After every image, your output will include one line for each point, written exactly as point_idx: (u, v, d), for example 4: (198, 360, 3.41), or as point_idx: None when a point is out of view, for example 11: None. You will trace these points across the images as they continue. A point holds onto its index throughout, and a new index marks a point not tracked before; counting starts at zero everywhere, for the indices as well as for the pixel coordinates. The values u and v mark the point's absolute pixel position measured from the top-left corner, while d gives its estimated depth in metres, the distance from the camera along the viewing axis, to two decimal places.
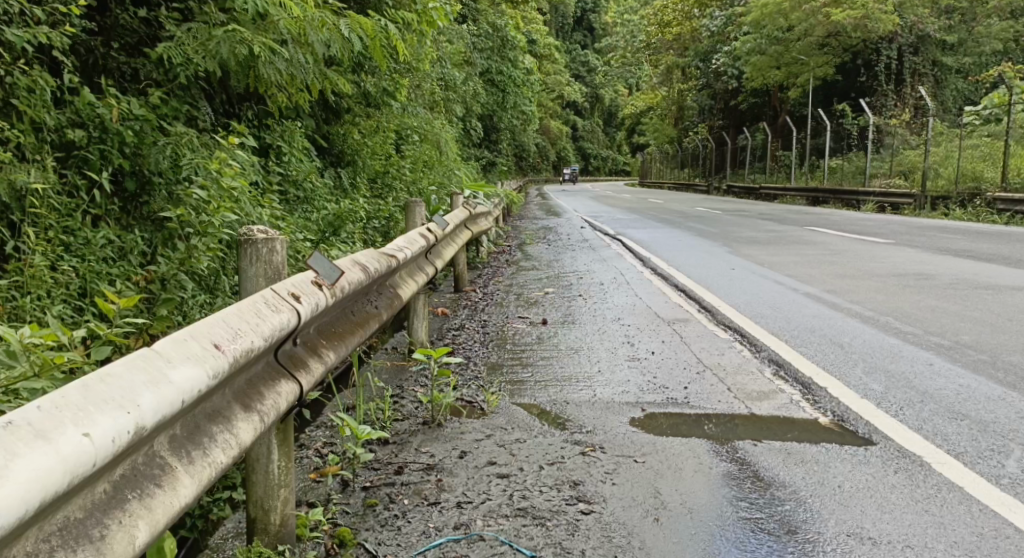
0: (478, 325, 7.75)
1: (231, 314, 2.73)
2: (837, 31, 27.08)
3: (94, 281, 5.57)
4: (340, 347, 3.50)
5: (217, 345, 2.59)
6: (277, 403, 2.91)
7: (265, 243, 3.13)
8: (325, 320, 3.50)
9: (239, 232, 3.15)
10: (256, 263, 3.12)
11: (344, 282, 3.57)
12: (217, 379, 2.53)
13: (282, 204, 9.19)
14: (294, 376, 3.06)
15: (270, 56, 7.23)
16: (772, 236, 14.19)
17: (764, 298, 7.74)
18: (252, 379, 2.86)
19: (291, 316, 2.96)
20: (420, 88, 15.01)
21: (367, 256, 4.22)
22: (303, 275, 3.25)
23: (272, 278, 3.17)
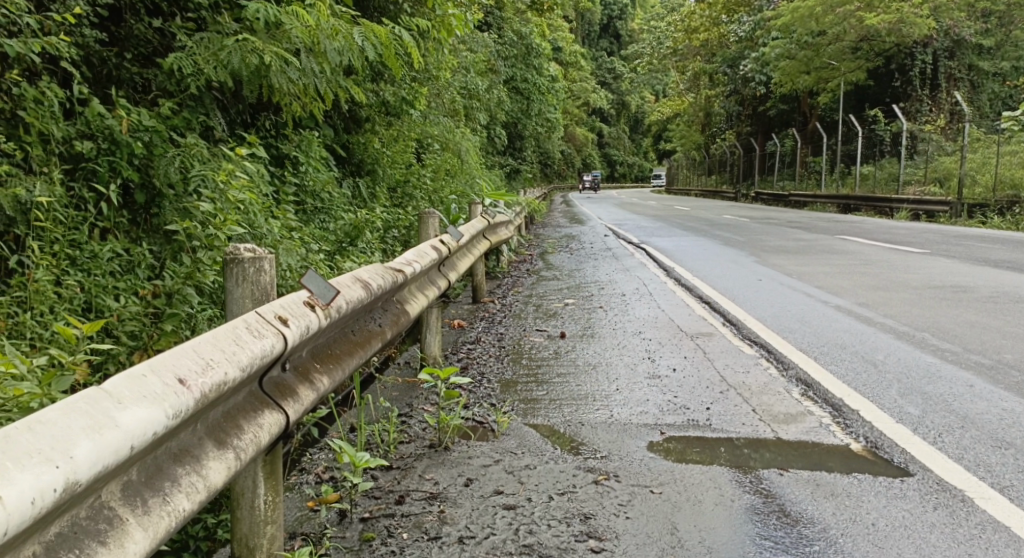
0: (494, 339, 7.55)
1: (203, 346, 2.71)
2: (871, 35, 26.70)
3: (99, 295, 5.40)
4: (335, 370, 3.46)
5: (182, 381, 2.56)
6: (257, 436, 2.90)
7: (252, 262, 3.09)
8: (319, 341, 3.43)
9: (225, 251, 3.11)
10: (241, 283, 3.09)
11: (343, 301, 3.49)
12: (176, 419, 2.50)
13: (299, 215, 9.04)
14: (280, 406, 3.04)
15: (284, 66, 7.05)
16: (801, 245, 13.89)
17: (792, 311, 7.47)
18: (229, 412, 2.84)
19: (274, 343, 2.93)
20: (441, 97, 14.85)
21: (371, 271, 4.11)
22: (296, 295, 3.20)
23: (259, 299, 3.13)
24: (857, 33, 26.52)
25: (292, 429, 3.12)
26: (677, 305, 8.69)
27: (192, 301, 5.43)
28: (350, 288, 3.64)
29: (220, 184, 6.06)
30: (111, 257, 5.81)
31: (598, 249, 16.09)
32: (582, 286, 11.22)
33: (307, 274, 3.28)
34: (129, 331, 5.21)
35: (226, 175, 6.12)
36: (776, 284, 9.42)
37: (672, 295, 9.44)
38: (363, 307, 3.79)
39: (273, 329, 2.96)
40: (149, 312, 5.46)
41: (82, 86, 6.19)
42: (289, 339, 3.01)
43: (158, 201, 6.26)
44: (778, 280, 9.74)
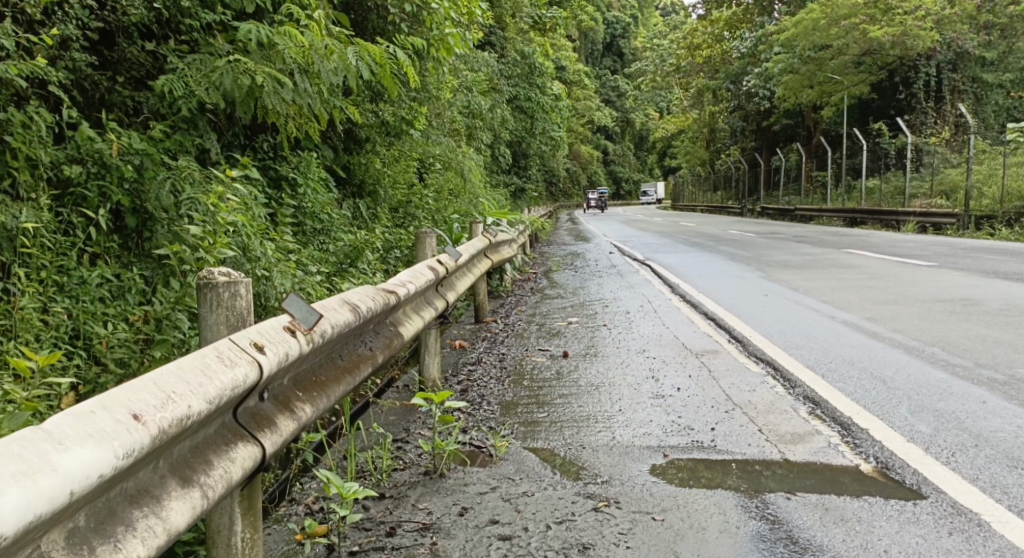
0: (496, 359, 7.41)
1: (165, 378, 2.62)
2: (873, 49, 26.70)
3: (88, 322, 5.34)
4: (319, 398, 3.37)
5: (137, 416, 2.46)
6: (229, 470, 2.80)
7: (226, 286, 3.02)
8: (302, 368, 3.34)
9: (198, 274, 3.04)
10: (216, 307, 3.01)
11: (327, 325, 3.39)
12: (127, 459, 2.39)
13: (298, 236, 8.96)
14: (256, 437, 2.95)
15: (281, 88, 7.02)
16: (808, 259, 13.73)
17: (798, 327, 7.32)
18: (199, 446, 2.74)
19: (246, 371, 2.83)
20: (443, 116, 14.78)
21: (360, 293, 4.00)
22: (275, 321, 3.10)
23: (235, 325, 3.05)
24: (860, 46, 26.47)
25: (270, 461, 3.03)
26: (683, 321, 8.53)
27: (183, 326, 5.37)
28: (336, 311, 3.54)
29: (210, 207, 5.95)
30: (101, 283, 5.75)
31: (602, 265, 15.97)
32: (586, 304, 11.08)
33: (287, 297, 3.19)
34: (118, 359, 5.12)
35: (216, 196, 6.03)
36: (783, 299, 9.27)
37: (678, 312, 9.29)
38: (350, 331, 3.68)
39: (246, 358, 2.86)
40: (139, 338, 5.38)
41: (72, 111, 6.14)
42: (264, 367, 2.91)
43: (149, 225, 6.19)
44: (786, 295, 9.58)
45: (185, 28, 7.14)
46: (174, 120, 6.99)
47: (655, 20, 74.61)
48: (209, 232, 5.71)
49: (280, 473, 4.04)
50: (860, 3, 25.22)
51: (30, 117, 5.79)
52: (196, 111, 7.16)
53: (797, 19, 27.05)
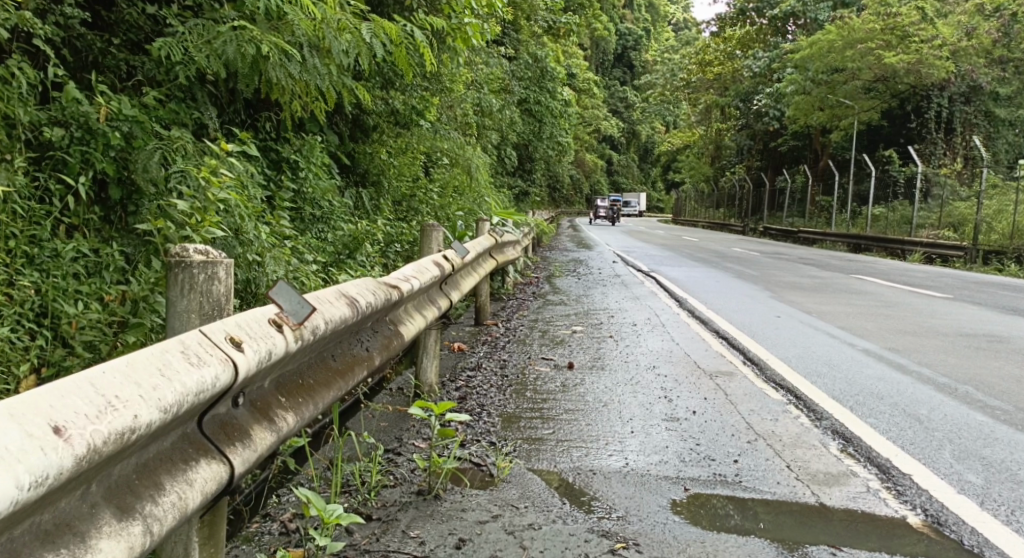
0: (497, 366, 6.99)
1: (113, 380, 2.27)
2: (887, 76, 26.31)
3: (57, 300, 4.88)
4: (303, 405, 3.03)
5: (58, 428, 2.10)
6: (186, 492, 2.47)
7: (203, 268, 2.69)
8: (286, 370, 3.00)
9: (168, 251, 2.70)
10: (189, 292, 2.68)
11: (321, 321, 3.05)
12: (35, 490, 2.00)
13: (295, 223, 8.55)
14: (222, 454, 2.62)
15: (287, 61, 6.62)
16: (818, 282, 13.33)
17: (817, 353, 6.89)
18: (150, 464, 2.42)
19: (214, 376, 2.49)
20: (452, 112, 14.36)
21: (360, 286, 3.60)
22: (261, 312, 2.77)
23: (209, 315, 2.73)
24: (875, 72, 26.09)
25: (238, 480, 2.70)
26: (693, 338, 8.11)
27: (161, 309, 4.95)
28: (331, 304, 3.16)
29: (201, 182, 5.49)
30: (75, 259, 5.31)
31: (605, 274, 15.56)
32: (590, 313, 10.65)
33: (274, 285, 2.83)
34: (86, 342, 4.80)
35: (207, 168, 5.61)
36: (797, 321, 8.86)
37: (688, 328, 8.87)
38: (346, 328, 3.30)
39: (213, 359, 2.51)
40: (113, 321, 4.99)
41: (59, 69, 5.73)
42: (236, 369, 2.56)
43: (135, 198, 5.82)
44: (799, 318, 9.15)
45: None
46: (168, 87, 6.57)
47: (668, 34, 74.24)
48: (198, 209, 5.26)
49: (259, 474, 3.68)
50: (876, 28, 25.02)
51: (10, 72, 5.44)
52: (193, 80, 6.71)
53: (813, 40, 26.85)
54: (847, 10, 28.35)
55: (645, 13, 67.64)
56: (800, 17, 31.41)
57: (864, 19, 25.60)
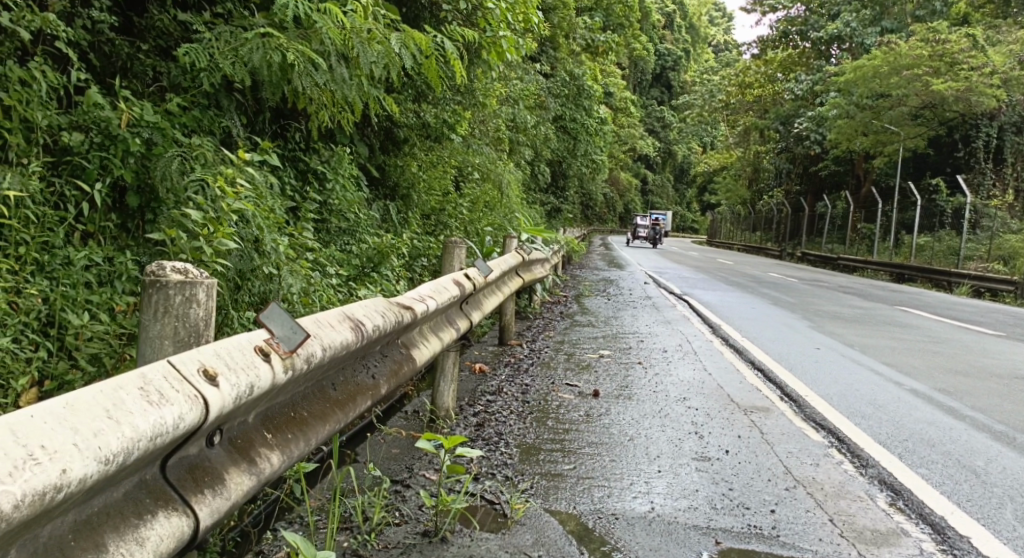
0: (518, 392, 6.72)
1: (64, 424, 2.25)
2: (935, 103, 25.70)
3: (65, 309, 4.69)
4: (292, 442, 2.98)
5: None
6: (144, 540, 2.43)
7: (177, 290, 2.74)
8: (275, 404, 2.95)
9: (146, 272, 2.76)
10: (162, 315, 2.74)
11: (318, 348, 3.00)
12: None
13: (319, 235, 8.35)
14: (189, 498, 2.58)
15: (313, 70, 6.29)
16: (859, 313, 12.91)
17: (860, 391, 6.54)
18: (105, 511, 2.39)
19: (175, 417, 2.45)
20: (485, 126, 14.14)
21: (367, 309, 3.43)
22: (244, 340, 2.76)
23: (188, 337, 2.78)
24: (921, 99, 25.52)
25: (213, 524, 2.65)
26: (726, 368, 7.78)
27: None
28: (331, 328, 3.10)
29: (216, 191, 5.22)
30: (88, 267, 5.11)
31: (636, 296, 15.23)
32: (619, 336, 10.36)
33: (267, 306, 2.83)
34: (90, 354, 4.56)
35: (229, 178, 5.36)
36: (839, 355, 8.50)
37: (720, 357, 8.53)
38: (348, 355, 3.22)
39: (177, 396, 2.48)
40: (120, 334, 4.77)
41: (81, 72, 5.53)
42: (205, 406, 2.53)
43: (153, 206, 5.54)
44: (837, 351, 8.79)
45: None
46: (192, 94, 6.23)
47: (707, 56, 73.85)
48: (211, 221, 4.98)
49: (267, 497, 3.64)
50: (924, 54, 24.44)
51: (32, 74, 5.20)
52: (219, 87, 6.44)
53: (857, 64, 26.33)
54: (895, 35, 27.79)
55: (684, 33, 67.17)
56: (846, 41, 30.87)
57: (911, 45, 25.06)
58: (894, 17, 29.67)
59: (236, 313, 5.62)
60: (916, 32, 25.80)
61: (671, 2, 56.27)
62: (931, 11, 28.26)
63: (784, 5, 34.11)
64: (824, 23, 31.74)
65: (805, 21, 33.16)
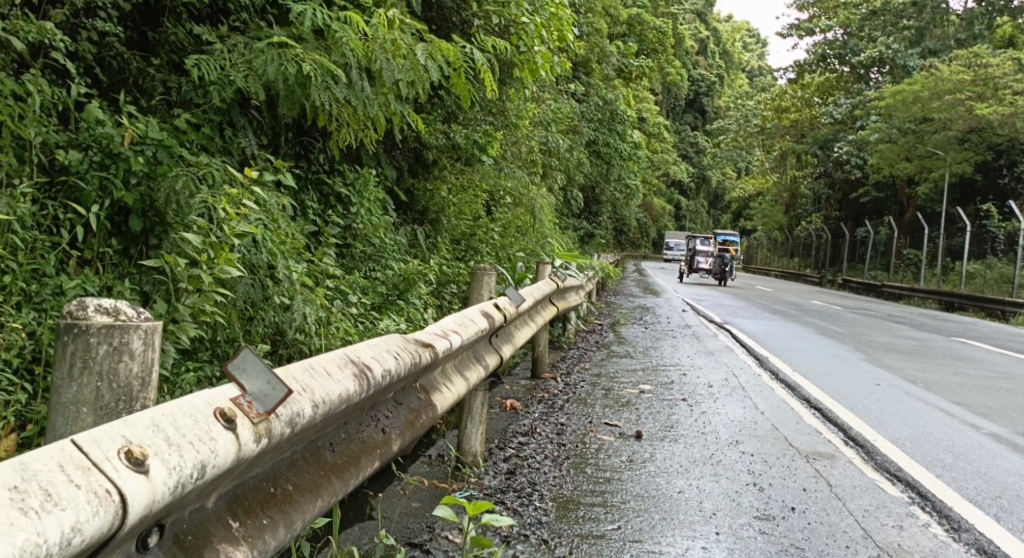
0: (553, 434, 6.27)
1: None
2: (981, 127, 24.87)
3: (54, 345, 4.22)
4: (268, 526, 2.44)
5: None
6: None
7: (102, 339, 2.15)
8: (247, 479, 2.42)
9: (63, 313, 2.17)
10: (81, 372, 2.16)
11: (310, 409, 2.50)
12: None
13: (342, 262, 7.89)
14: None
15: (333, 83, 5.73)
16: (915, 345, 12.27)
17: (933, 437, 6.18)
18: None
19: (75, 523, 1.83)
20: (518, 149, 13.65)
21: (371, 353, 2.96)
22: (194, 401, 2.24)
23: (119, 395, 2.20)
24: (966, 124, 24.71)
25: None
26: (782, 410, 7.30)
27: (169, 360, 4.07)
28: (328, 380, 2.64)
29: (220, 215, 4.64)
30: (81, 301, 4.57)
31: (675, 324, 14.65)
32: (659, 369, 9.77)
33: (237, 355, 2.32)
34: None
35: (234, 201, 4.76)
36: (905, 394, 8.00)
37: (772, 395, 8.04)
38: (349, 410, 2.73)
39: (75, 494, 1.86)
40: None
41: (81, 87, 5.08)
42: (122, 503, 1.93)
43: (159, 231, 4.86)
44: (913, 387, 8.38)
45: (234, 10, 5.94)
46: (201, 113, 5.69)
47: (741, 82, 73.27)
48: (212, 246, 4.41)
49: None
50: (966, 79, 23.85)
51: (27, 87, 4.82)
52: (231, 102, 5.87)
53: (896, 89, 25.66)
54: (937, 59, 27.03)
55: (718, 59, 66.43)
56: (886, 64, 30.09)
57: (952, 70, 24.35)
58: (935, 40, 28.95)
59: (247, 345, 5.24)
60: (958, 57, 25.08)
61: (704, 28, 55.93)
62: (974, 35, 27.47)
63: (821, 28, 33.44)
64: (863, 46, 31.01)
65: (843, 45, 32.44)
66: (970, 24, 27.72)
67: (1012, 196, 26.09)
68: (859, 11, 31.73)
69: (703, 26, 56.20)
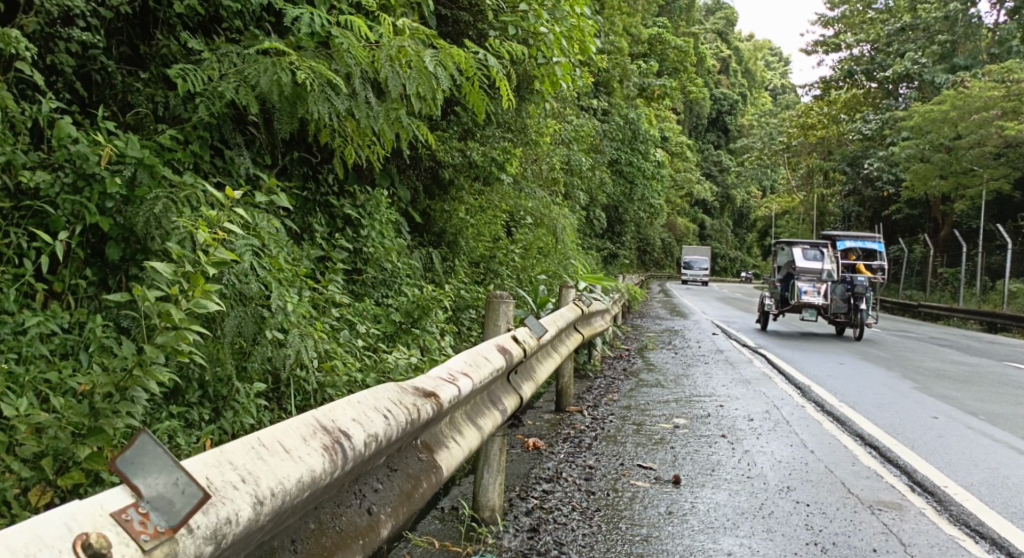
0: (582, 479, 5.74)
1: None
2: (1018, 142, 23.87)
3: (10, 390, 3.49)
4: None
5: None
6: None
7: None
8: None
9: None
10: None
11: (240, 511, 2.09)
12: None
13: (352, 289, 7.33)
14: None
15: (334, 94, 5.05)
16: (966, 371, 11.63)
17: (1014, 492, 6.15)
18: None
19: None
20: (539, 168, 13.07)
21: (348, 418, 2.52)
22: (42, 528, 1.83)
23: None
24: (1000, 140, 23.77)
25: None
26: (844, 458, 6.86)
27: (139, 410, 3.41)
28: (282, 462, 2.24)
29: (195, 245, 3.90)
30: (42, 340, 3.94)
31: (706, 349, 14.00)
32: (694, 400, 9.12)
33: (131, 445, 1.98)
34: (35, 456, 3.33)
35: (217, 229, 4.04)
36: (983, 441, 7.60)
37: (827, 438, 7.54)
38: (308, 496, 2.30)
39: None
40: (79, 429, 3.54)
41: (54, 98, 4.44)
42: None
43: (140, 260, 4.23)
44: (983, 432, 7.93)
45: (225, 14, 5.22)
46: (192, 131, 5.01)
47: (764, 99, 72.37)
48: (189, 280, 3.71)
49: None
50: (998, 95, 23.21)
51: None
52: (225, 116, 5.14)
53: (926, 109, 25.00)
54: (967, 74, 26.31)
55: (742, 77, 65.77)
56: (914, 80, 29.35)
57: (982, 87, 23.71)
58: (966, 54, 28.07)
59: (242, 385, 4.62)
60: (990, 72, 24.35)
61: (726, 47, 55.46)
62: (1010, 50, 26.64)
63: (847, 44, 32.80)
64: (891, 62, 30.27)
65: (871, 60, 31.73)
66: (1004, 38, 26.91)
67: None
68: (886, 26, 31.09)
69: (724, 45, 55.72)
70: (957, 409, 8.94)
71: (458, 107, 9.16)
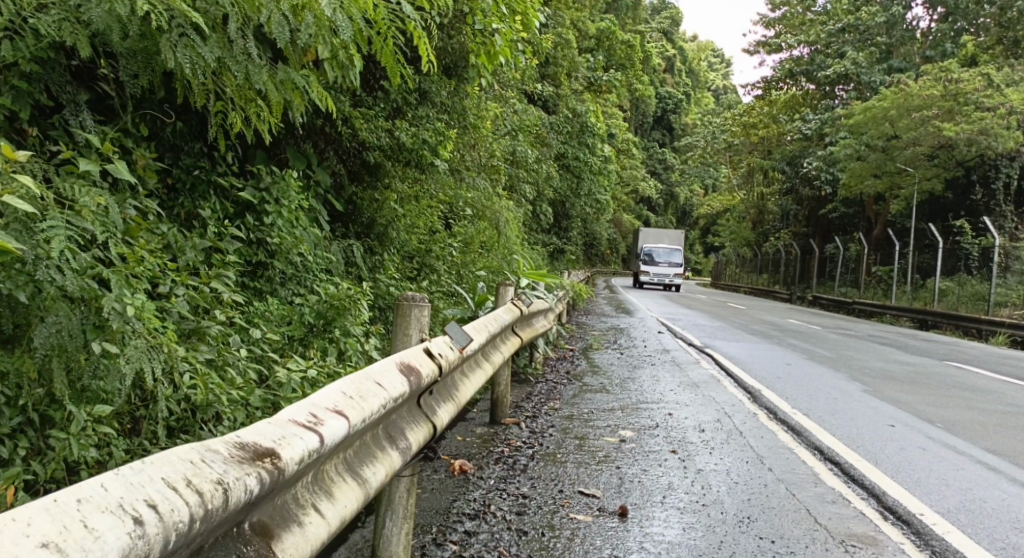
0: (512, 511, 4.83)
1: None
2: (949, 143, 23.13)
3: None
4: None
5: None
6: None
7: None
8: None
9: None
10: None
11: None
12: None
13: (248, 285, 6.29)
14: None
15: (198, 43, 4.09)
16: (915, 373, 10.94)
17: (993, 519, 5.38)
18: None
19: None
20: (481, 155, 12.05)
21: (33, 549, 1.82)
22: None
23: None
24: (932, 142, 23.24)
25: None
26: (806, 478, 6.03)
27: None
28: None
29: None
30: None
31: (651, 349, 13.19)
32: (640, 408, 8.27)
33: None
34: None
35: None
36: (950, 455, 6.85)
37: (784, 453, 6.71)
38: None
39: None
40: None
41: None
42: None
43: None
44: (946, 445, 7.19)
45: None
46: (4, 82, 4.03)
47: (705, 100, 72.11)
48: None
49: None
50: (936, 94, 22.69)
51: None
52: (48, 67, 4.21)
53: (867, 106, 24.51)
54: (905, 74, 25.91)
55: (687, 78, 65.51)
56: (852, 80, 28.86)
57: (922, 85, 23.19)
58: (900, 58, 27.90)
59: (69, 406, 3.65)
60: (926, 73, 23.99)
61: (669, 47, 55.10)
62: (943, 52, 26.01)
63: (787, 44, 32.31)
64: (829, 62, 29.71)
65: (810, 61, 31.17)
66: (937, 42, 26.54)
67: (983, 213, 24.41)
68: (827, 26, 30.66)
69: (669, 45, 55.30)
70: (912, 416, 8.22)
71: (376, 84, 8.11)
